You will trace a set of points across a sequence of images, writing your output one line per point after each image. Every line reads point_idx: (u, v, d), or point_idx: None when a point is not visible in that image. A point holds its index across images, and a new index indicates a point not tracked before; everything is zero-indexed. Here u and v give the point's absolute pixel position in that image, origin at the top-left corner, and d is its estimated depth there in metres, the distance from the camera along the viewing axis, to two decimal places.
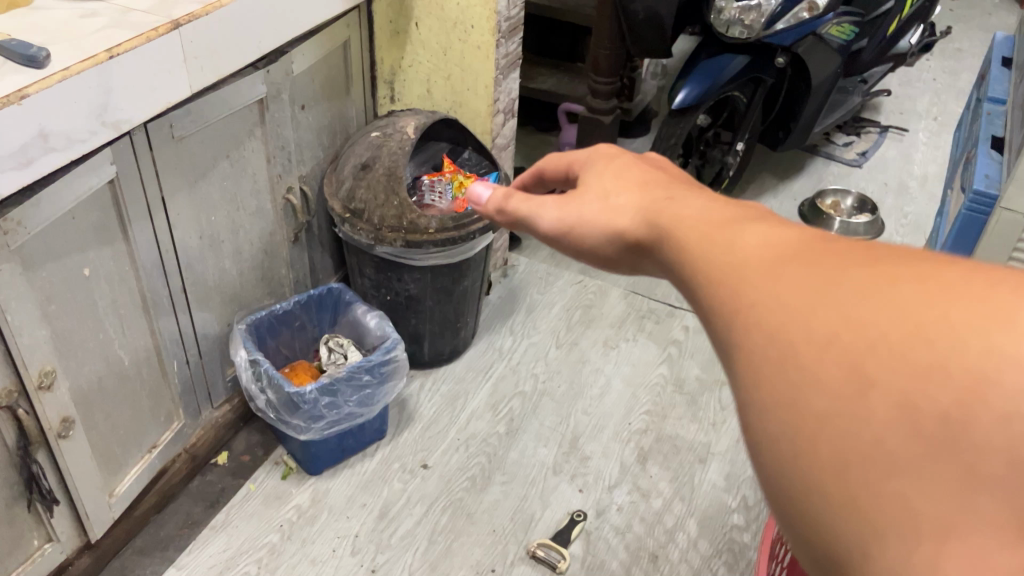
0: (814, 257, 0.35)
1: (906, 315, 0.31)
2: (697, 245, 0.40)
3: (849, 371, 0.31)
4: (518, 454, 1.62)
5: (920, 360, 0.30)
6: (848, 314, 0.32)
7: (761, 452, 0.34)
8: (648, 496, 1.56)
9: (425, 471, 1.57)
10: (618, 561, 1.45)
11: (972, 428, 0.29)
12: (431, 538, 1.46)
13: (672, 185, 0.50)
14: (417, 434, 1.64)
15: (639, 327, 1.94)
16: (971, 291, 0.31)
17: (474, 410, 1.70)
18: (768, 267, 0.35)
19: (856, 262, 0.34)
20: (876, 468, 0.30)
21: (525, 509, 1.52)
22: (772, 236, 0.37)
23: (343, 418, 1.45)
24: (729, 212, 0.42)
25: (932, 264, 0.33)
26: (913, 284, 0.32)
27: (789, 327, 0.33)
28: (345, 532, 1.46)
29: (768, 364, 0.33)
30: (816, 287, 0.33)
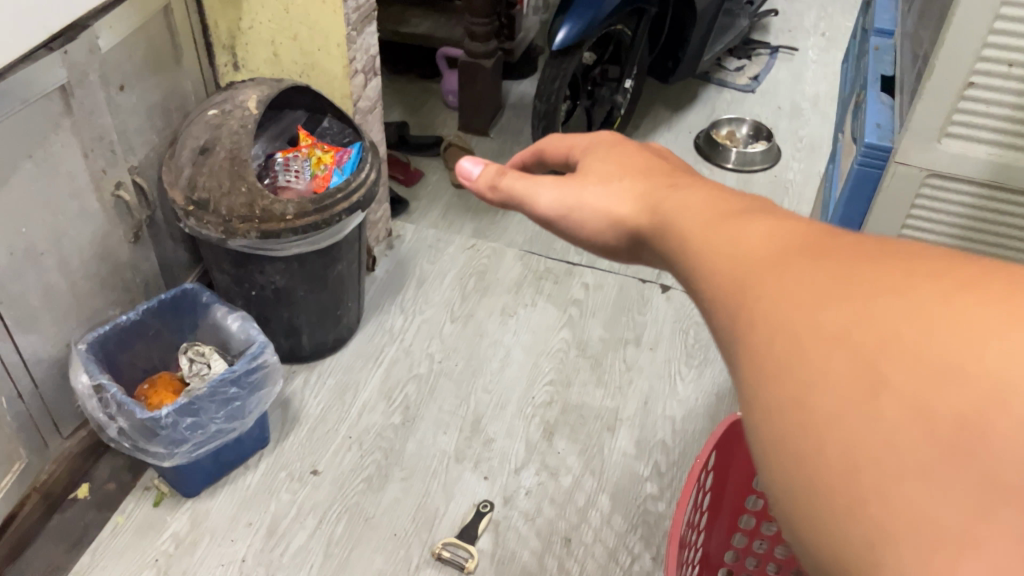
0: (828, 261, 0.35)
1: (918, 317, 0.31)
2: (712, 244, 0.41)
3: (861, 372, 0.31)
4: (417, 444, 1.50)
5: (934, 361, 0.30)
6: (859, 318, 0.32)
7: (767, 450, 0.33)
8: (556, 475, 1.47)
9: (316, 478, 1.44)
10: (531, 550, 1.36)
11: (986, 432, 0.28)
12: (326, 551, 1.34)
13: (671, 175, 0.54)
14: (304, 437, 1.50)
15: (538, 289, 1.82)
16: (985, 300, 0.31)
17: (366, 402, 1.56)
18: (779, 270, 0.36)
19: (868, 266, 0.34)
20: (886, 470, 0.29)
21: (428, 506, 1.41)
22: (783, 240, 0.38)
23: (212, 437, 1.30)
24: (742, 210, 0.43)
25: (943, 271, 0.33)
26: (923, 292, 0.32)
27: (801, 326, 0.33)
28: (231, 558, 1.32)
29: (776, 363, 0.33)
30: (834, 291, 0.34)
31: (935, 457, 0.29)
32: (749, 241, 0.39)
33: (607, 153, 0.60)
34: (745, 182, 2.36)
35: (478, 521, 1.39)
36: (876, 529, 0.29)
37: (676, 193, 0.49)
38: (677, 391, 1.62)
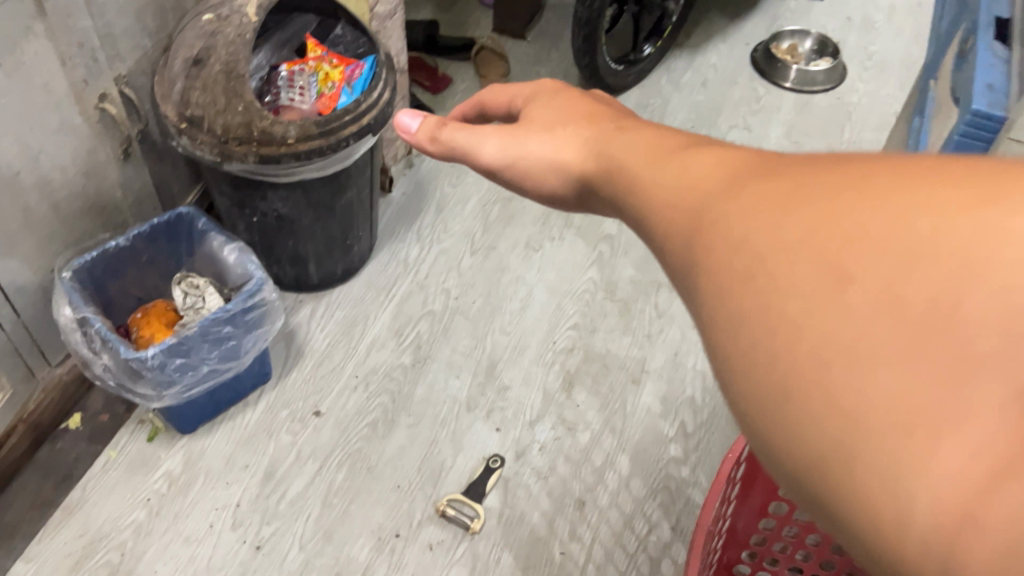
0: (786, 164, 0.33)
1: (881, 202, 0.28)
2: (656, 174, 0.39)
3: (826, 259, 0.28)
4: (427, 388, 1.41)
5: (900, 242, 0.27)
6: (823, 204, 0.29)
7: (725, 366, 0.30)
8: (574, 430, 1.38)
9: (318, 420, 1.36)
10: (541, 511, 1.28)
11: (961, 307, 0.25)
12: (325, 501, 1.27)
13: (610, 121, 0.56)
14: (308, 374, 1.41)
15: (567, 221, 1.68)
16: (954, 176, 0.28)
17: (375, 339, 1.46)
18: (725, 182, 0.33)
19: (829, 162, 0.31)
20: (858, 365, 0.26)
21: (435, 457, 1.33)
22: (728, 156, 0.35)
23: (205, 379, 1.21)
24: (685, 141, 0.41)
25: (907, 157, 0.30)
26: (888, 178, 0.29)
27: (755, 225, 0.30)
28: (225, 502, 1.26)
29: (727, 272, 0.30)
30: (794, 184, 0.31)
31: (913, 345, 0.25)
32: (685, 166, 0.37)
33: (551, 101, 0.63)
34: (805, 104, 2.15)
35: (487, 477, 1.31)
36: (847, 431, 0.26)
37: (611, 138, 0.50)
38: None
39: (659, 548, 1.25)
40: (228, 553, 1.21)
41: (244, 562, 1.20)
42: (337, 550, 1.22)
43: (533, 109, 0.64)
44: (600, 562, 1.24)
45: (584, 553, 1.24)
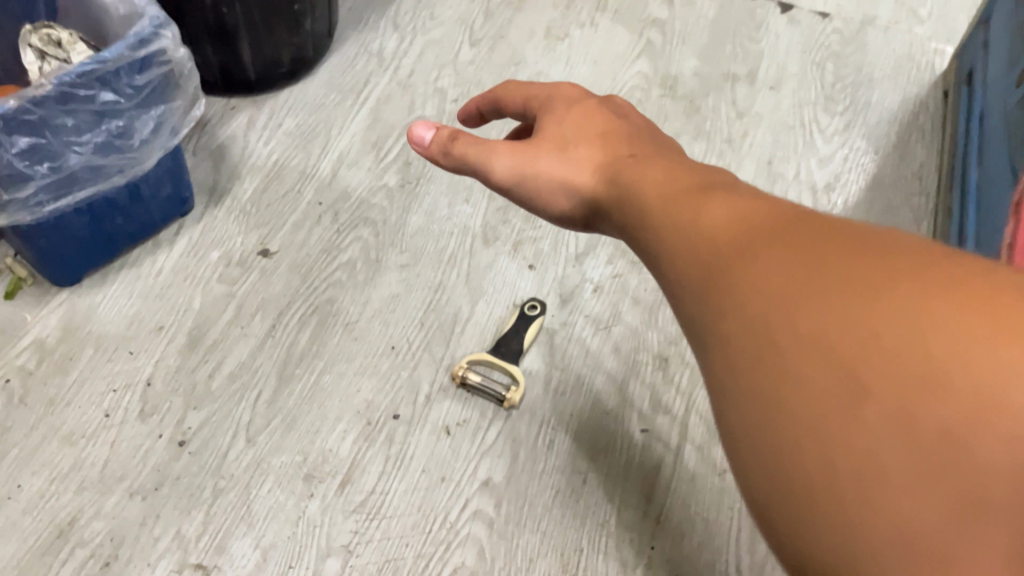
0: (811, 239, 0.31)
1: (904, 314, 0.26)
2: (682, 226, 0.37)
3: (851, 367, 0.26)
4: (425, 216, 0.97)
5: (919, 361, 0.25)
6: (858, 302, 0.27)
7: (739, 457, 0.29)
8: (640, 265, 0.96)
9: (267, 262, 0.91)
10: (606, 376, 0.87)
11: (971, 449, 0.24)
12: (284, 373, 0.84)
13: (637, 142, 0.52)
14: (249, 202, 0.96)
15: (599, 4, 1.23)
16: (977, 297, 0.25)
17: (346, 153, 1.01)
18: (748, 251, 0.32)
19: (865, 250, 0.29)
20: (867, 483, 0.25)
21: (444, 308, 0.90)
22: (753, 219, 0.34)
23: (62, 183, 0.75)
24: (706, 188, 0.40)
25: (945, 257, 0.28)
26: (920, 279, 0.27)
27: (772, 316, 0.29)
28: (129, 381, 0.82)
29: (745, 359, 0.29)
30: (822, 271, 0.29)
31: (931, 469, 0.24)
32: (709, 221, 0.36)
33: (568, 110, 0.56)
34: None
35: (524, 332, 0.88)
36: (858, 537, 0.25)
37: (637, 165, 0.47)
38: (816, 149, 1.08)
39: None
40: (133, 455, 0.78)
41: (159, 466, 0.77)
42: (304, 443, 0.80)
43: (542, 121, 0.57)
44: (701, 441, 0.83)
45: (677, 430, 0.84)
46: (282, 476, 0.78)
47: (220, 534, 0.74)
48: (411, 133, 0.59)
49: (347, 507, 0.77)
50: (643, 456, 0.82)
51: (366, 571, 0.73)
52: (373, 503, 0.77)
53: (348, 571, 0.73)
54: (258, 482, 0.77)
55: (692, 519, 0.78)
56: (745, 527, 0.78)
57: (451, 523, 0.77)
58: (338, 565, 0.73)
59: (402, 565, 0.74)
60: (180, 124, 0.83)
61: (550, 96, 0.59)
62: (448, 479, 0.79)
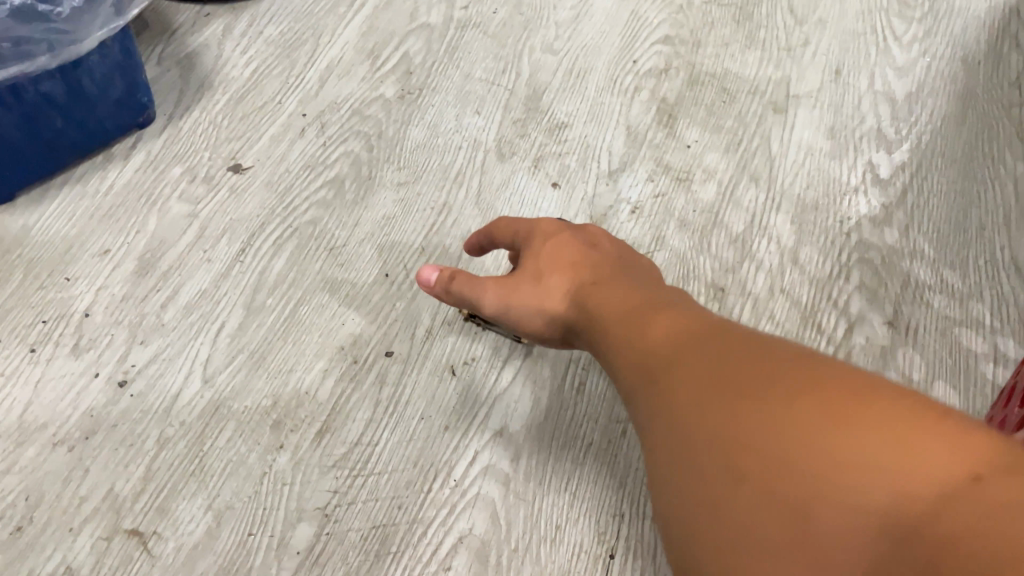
0: (712, 360, 0.39)
1: (772, 418, 0.34)
2: (625, 335, 0.47)
3: (730, 465, 0.34)
4: (428, 129, 0.82)
5: (783, 451, 0.33)
6: (737, 412, 0.35)
7: (676, 546, 0.36)
8: (687, 183, 0.79)
9: (239, 179, 0.76)
10: None
11: (815, 516, 0.31)
12: (254, 304, 0.69)
13: (614, 270, 0.54)
14: (220, 113, 0.81)
15: None
16: (828, 399, 0.33)
17: (337, 62, 0.86)
18: (677, 372, 0.41)
19: (754, 366, 0.37)
20: (744, 549, 0.32)
21: (450, 232, 0.75)
22: (683, 340, 0.43)
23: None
24: (656, 309, 0.48)
25: (816, 371, 0.36)
26: (789, 389, 0.35)
27: (690, 420, 0.37)
28: (63, 312, 0.67)
29: (672, 455, 0.37)
30: (721, 389, 0.37)
31: (789, 539, 0.31)
32: (650, 335, 0.45)
33: (548, 239, 0.57)
34: None
35: None
36: None
37: (600, 286, 0.52)
38: (891, 57, 0.92)
39: (872, 357, 0.68)
40: (61, 398, 0.62)
41: (92, 411, 0.62)
42: (275, 384, 0.64)
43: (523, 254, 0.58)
44: None
45: None
46: (245, 423, 0.62)
47: (163, 493, 0.58)
48: (420, 275, 0.57)
49: (325, 462, 0.61)
50: None
51: (347, 541, 0.57)
52: (358, 457, 0.61)
53: (323, 540, 0.57)
54: (215, 431, 0.61)
55: None
56: None
57: (456, 482, 0.60)
58: (312, 533, 0.57)
59: (393, 534, 0.58)
60: (127, 4, 0.68)
61: (529, 231, 0.58)
62: (454, 429, 0.63)
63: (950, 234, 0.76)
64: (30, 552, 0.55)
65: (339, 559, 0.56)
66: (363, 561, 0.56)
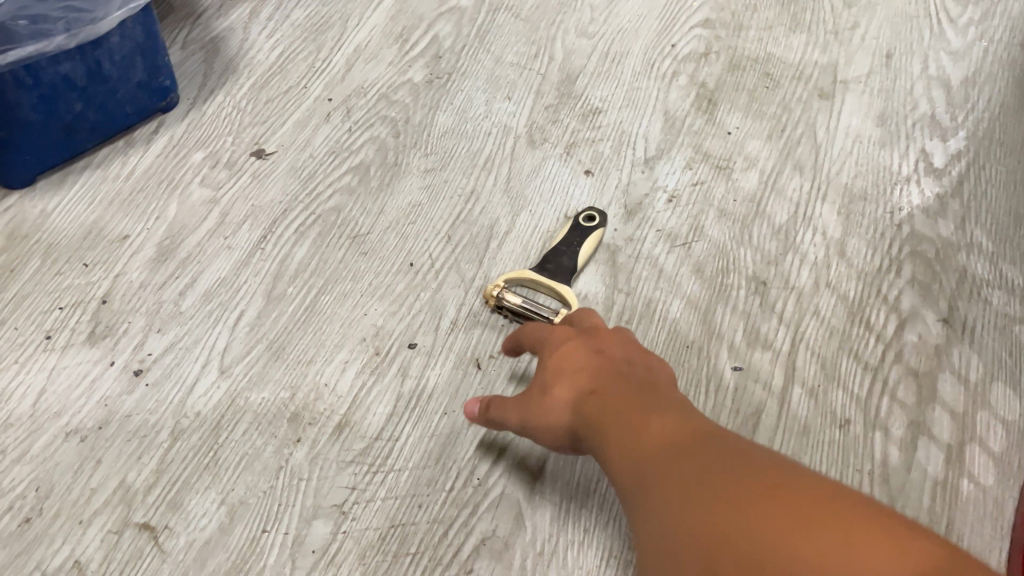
0: (692, 464, 0.39)
1: (736, 524, 0.34)
2: (618, 439, 0.45)
3: (694, 571, 0.35)
4: (457, 115, 0.79)
5: (743, 554, 0.33)
6: (700, 517, 0.36)
7: None
8: (727, 171, 0.76)
9: (262, 165, 0.74)
10: (686, 301, 0.67)
11: None
12: (274, 293, 0.66)
13: (627, 374, 0.50)
14: (245, 97, 0.79)
15: None
16: (790, 508, 0.34)
17: (364, 46, 0.84)
18: (659, 469, 0.41)
19: (719, 468, 0.38)
20: None
21: (477, 220, 0.72)
22: (668, 435, 0.43)
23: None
24: (648, 397, 0.47)
25: (785, 480, 0.36)
26: (755, 495, 0.35)
27: (665, 522, 0.38)
28: (80, 298, 0.65)
29: (653, 556, 0.38)
30: (689, 491, 0.38)
31: None
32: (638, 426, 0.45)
33: (564, 344, 0.53)
34: None
35: (578, 247, 0.69)
36: None
37: (606, 390, 0.49)
38: (944, 42, 0.87)
39: (926, 355, 0.64)
40: (76, 387, 0.60)
41: (107, 400, 0.60)
42: (293, 375, 0.62)
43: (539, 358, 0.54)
44: (814, 382, 0.62)
45: (781, 367, 0.63)
46: (262, 415, 0.60)
47: (176, 486, 0.56)
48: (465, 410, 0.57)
49: (343, 457, 0.58)
50: (737, 399, 0.61)
51: (364, 540, 0.54)
52: (377, 453, 0.58)
53: (340, 539, 0.54)
54: (231, 424, 0.59)
55: None
56: (880, 495, 0.57)
57: (479, 481, 0.57)
58: (328, 532, 0.55)
59: (413, 534, 0.55)
60: None
61: (546, 337, 0.55)
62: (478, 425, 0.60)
63: (1010, 227, 0.72)
64: (38, 544, 0.54)
65: (356, 559, 0.54)
66: (380, 562, 0.54)
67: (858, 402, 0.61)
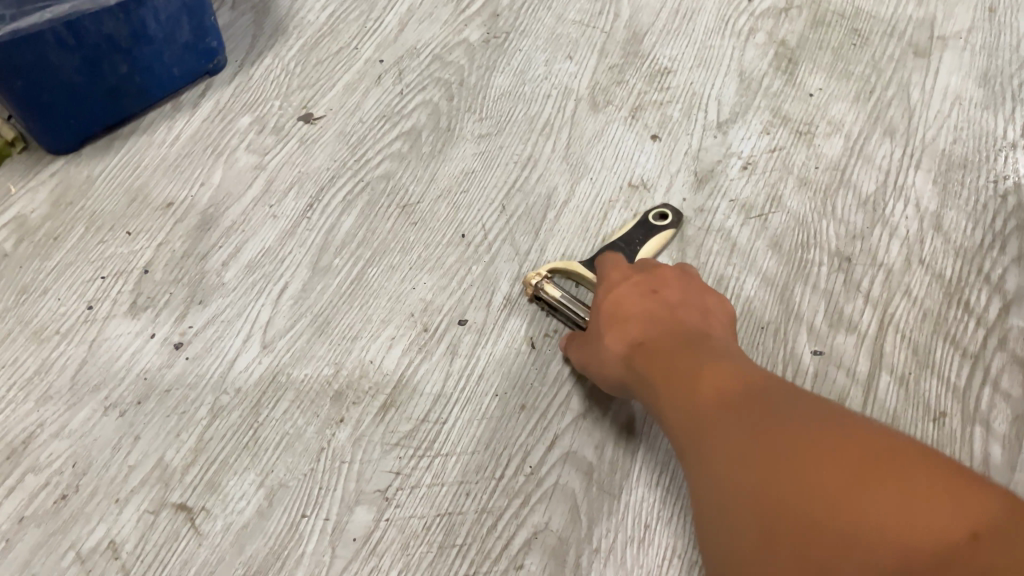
0: (742, 409, 0.37)
1: (792, 475, 0.32)
2: (666, 383, 0.43)
3: (759, 528, 0.33)
4: (514, 76, 0.74)
5: (803, 509, 0.31)
6: (757, 469, 0.34)
7: None
8: (808, 136, 0.69)
9: (310, 130, 0.71)
10: (761, 278, 0.61)
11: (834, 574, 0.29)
12: (321, 264, 0.63)
13: (680, 321, 0.48)
14: (294, 60, 0.76)
15: None
16: (846, 454, 0.31)
17: (418, 5, 0.80)
18: (709, 412, 0.38)
19: (771, 412, 0.36)
20: None
21: (534, 188, 0.67)
22: (719, 378, 0.40)
23: None
24: (699, 342, 0.45)
25: (841, 423, 0.33)
26: (811, 440, 0.33)
27: (719, 470, 0.36)
28: (122, 268, 0.63)
29: (710, 505, 0.36)
30: (738, 440, 0.36)
31: None
32: (686, 367, 0.42)
33: (624, 288, 0.52)
34: None
35: (639, 246, 0.62)
36: None
37: (657, 335, 0.46)
38: None
39: None
40: (116, 359, 0.58)
41: (146, 374, 0.57)
42: (338, 351, 0.59)
43: (600, 302, 0.53)
44: (904, 369, 0.56)
45: (867, 353, 0.57)
46: (305, 393, 0.57)
47: (214, 466, 0.54)
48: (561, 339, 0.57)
49: (388, 439, 0.55)
50: (817, 387, 0.55)
51: (408, 530, 0.51)
52: (424, 436, 0.55)
53: (383, 527, 0.51)
54: (272, 401, 0.56)
55: None
56: None
57: (532, 469, 0.53)
58: (371, 519, 0.51)
59: (460, 525, 0.51)
60: None
61: (608, 281, 0.53)
62: (531, 409, 0.56)
63: None
64: (75, 523, 0.52)
65: (399, 550, 0.50)
66: (425, 554, 0.50)
67: (955, 392, 0.55)
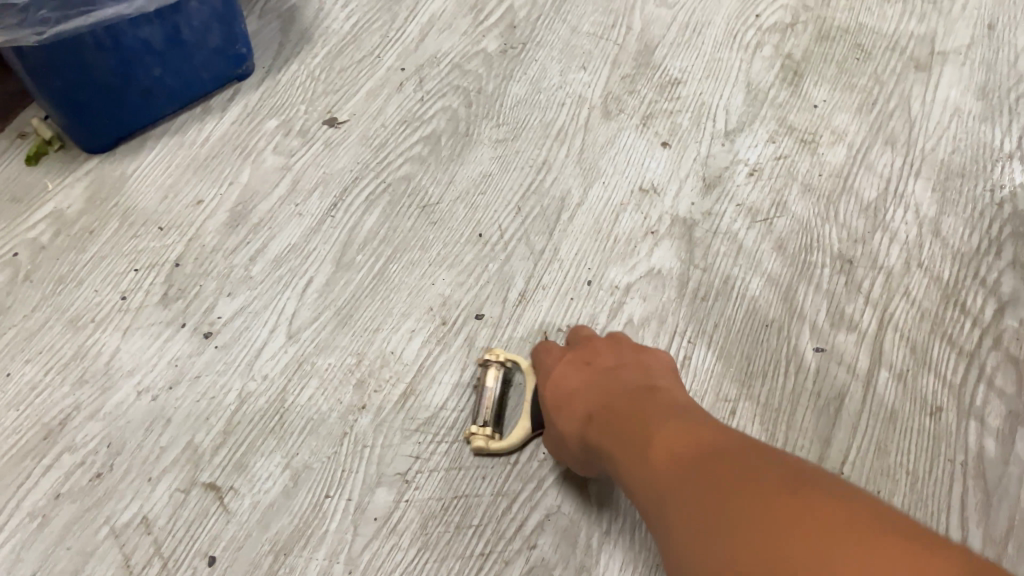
0: (703, 471, 0.36)
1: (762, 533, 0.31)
2: (629, 452, 0.42)
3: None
4: (530, 85, 0.77)
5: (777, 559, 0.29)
6: (727, 529, 0.32)
7: None
8: (813, 145, 0.72)
9: (335, 133, 0.74)
10: (766, 278, 0.64)
11: None
12: (344, 260, 0.66)
13: (628, 384, 0.48)
14: (320, 67, 0.79)
15: None
16: (816, 514, 0.30)
17: (439, 16, 0.83)
18: (673, 479, 0.37)
19: (732, 472, 0.35)
20: None
21: (549, 191, 0.70)
22: (679, 440, 0.40)
23: None
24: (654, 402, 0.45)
25: (803, 481, 0.33)
26: (779, 500, 0.32)
27: (686, 534, 0.34)
28: (155, 260, 0.65)
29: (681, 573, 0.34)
30: (705, 503, 0.34)
31: None
32: (645, 432, 0.42)
33: (567, 366, 0.53)
34: None
35: None
36: None
37: (612, 402, 0.46)
38: None
39: None
40: (148, 347, 0.61)
41: (177, 361, 0.60)
42: (360, 342, 0.61)
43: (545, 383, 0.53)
44: (903, 366, 0.59)
45: (867, 349, 0.60)
46: (328, 381, 0.59)
47: (241, 449, 0.56)
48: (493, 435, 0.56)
49: (408, 426, 0.57)
50: (819, 382, 0.58)
51: (427, 510, 0.54)
52: (441, 424, 0.57)
53: (403, 508, 0.54)
54: (298, 387, 0.59)
55: (888, 473, 0.54)
56: (972, 490, 0.53)
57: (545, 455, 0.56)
58: (391, 500, 0.54)
59: (476, 506, 0.54)
60: None
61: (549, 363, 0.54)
62: None
63: None
64: (109, 500, 0.54)
65: (418, 529, 0.53)
66: (443, 533, 0.53)
67: (951, 388, 0.58)
